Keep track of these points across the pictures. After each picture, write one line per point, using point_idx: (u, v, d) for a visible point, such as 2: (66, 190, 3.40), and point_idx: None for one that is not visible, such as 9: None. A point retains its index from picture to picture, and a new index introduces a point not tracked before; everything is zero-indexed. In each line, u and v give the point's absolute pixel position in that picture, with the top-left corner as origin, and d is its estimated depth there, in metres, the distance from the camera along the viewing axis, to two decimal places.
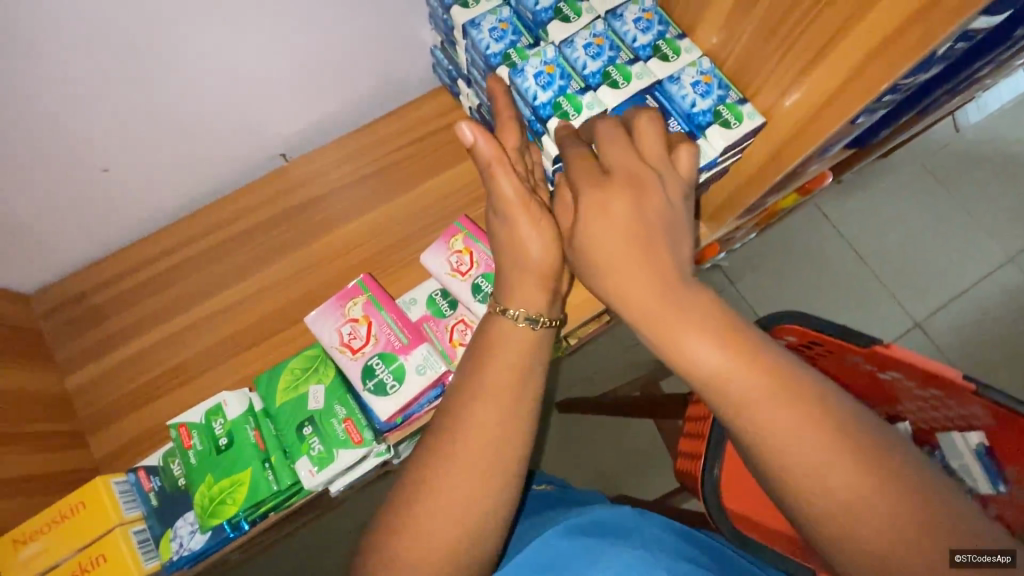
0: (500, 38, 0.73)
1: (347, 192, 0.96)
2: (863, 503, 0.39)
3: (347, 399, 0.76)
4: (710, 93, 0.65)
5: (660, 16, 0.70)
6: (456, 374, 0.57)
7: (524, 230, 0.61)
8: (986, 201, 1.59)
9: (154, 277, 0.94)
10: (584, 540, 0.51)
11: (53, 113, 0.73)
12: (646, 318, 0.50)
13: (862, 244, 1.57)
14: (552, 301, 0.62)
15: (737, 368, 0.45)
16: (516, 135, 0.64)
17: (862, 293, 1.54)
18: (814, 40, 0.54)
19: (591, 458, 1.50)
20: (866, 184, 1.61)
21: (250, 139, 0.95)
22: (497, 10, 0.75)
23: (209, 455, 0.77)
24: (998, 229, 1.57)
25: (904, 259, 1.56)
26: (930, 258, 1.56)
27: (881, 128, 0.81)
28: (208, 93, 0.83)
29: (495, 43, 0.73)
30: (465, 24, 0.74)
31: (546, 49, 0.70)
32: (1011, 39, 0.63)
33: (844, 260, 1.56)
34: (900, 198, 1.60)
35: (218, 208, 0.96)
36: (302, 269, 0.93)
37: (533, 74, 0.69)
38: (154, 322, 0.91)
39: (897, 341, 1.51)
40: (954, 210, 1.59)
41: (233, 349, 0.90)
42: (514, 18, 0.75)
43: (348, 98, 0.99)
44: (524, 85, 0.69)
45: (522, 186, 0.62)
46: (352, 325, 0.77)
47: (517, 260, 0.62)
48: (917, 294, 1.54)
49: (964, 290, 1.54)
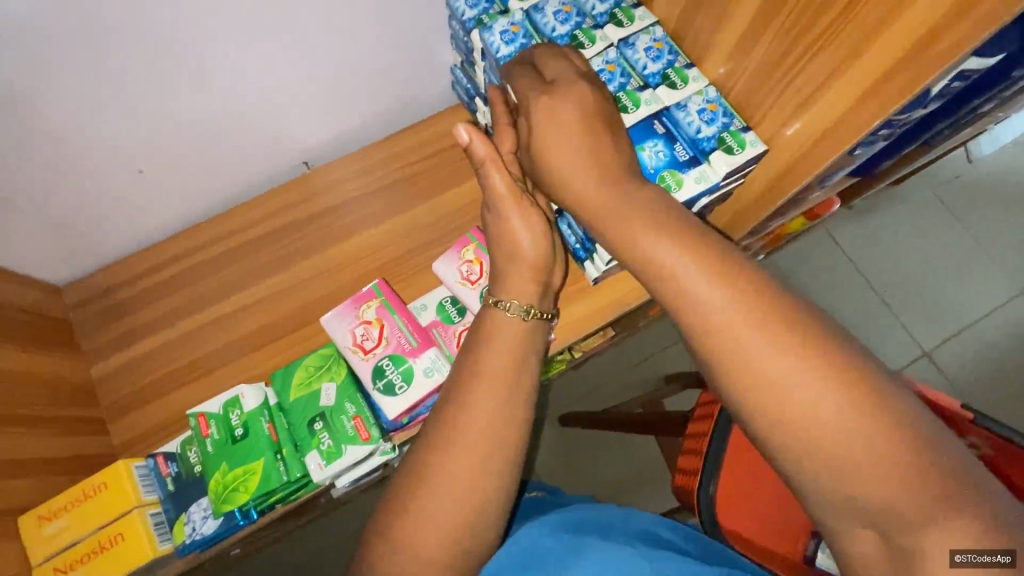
0: (511, 41, 0.76)
1: (365, 201, 1.00)
2: (848, 523, 0.41)
3: (357, 397, 0.79)
4: (715, 120, 0.69)
5: (670, 46, 0.74)
6: (454, 374, 0.59)
7: (517, 223, 0.66)
8: (998, 232, 1.59)
9: (179, 274, 0.98)
10: (569, 536, 0.55)
11: (100, 114, 0.78)
12: (646, 270, 0.51)
13: (870, 271, 1.58)
14: (543, 294, 0.66)
15: (744, 316, 0.45)
16: (510, 141, 0.71)
17: (870, 319, 1.55)
18: (814, 75, 0.56)
19: (592, 470, 1.51)
20: (876, 211, 1.62)
21: (277, 147, 1.00)
22: (510, 15, 0.78)
23: (224, 444, 0.80)
24: (1010, 261, 1.57)
25: (913, 287, 1.57)
26: (940, 287, 1.56)
27: (884, 159, 0.84)
28: (239, 102, 0.88)
29: (505, 45, 0.76)
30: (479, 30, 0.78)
31: (514, 14, 0.78)
32: (1009, 79, 0.66)
33: (852, 285, 1.57)
34: (910, 227, 1.61)
35: (243, 211, 1.01)
36: (320, 271, 0.97)
37: (499, 32, 0.77)
38: (176, 317, 0.96)
39: (904, 369, 1.52)
40: (965, 241, 1.59)
41: (250, 346, 0.94)
42: (525, 22, 0.78)
43: (371, 112, 1.04)
44: (489, 39, 0.76)
45: (512, 181, 0.68)
46: (365, 327, 0.80)
47: (510, 252, 0.67)
48: (926, 323, 1.54)
49: (974, 321, 1.54)
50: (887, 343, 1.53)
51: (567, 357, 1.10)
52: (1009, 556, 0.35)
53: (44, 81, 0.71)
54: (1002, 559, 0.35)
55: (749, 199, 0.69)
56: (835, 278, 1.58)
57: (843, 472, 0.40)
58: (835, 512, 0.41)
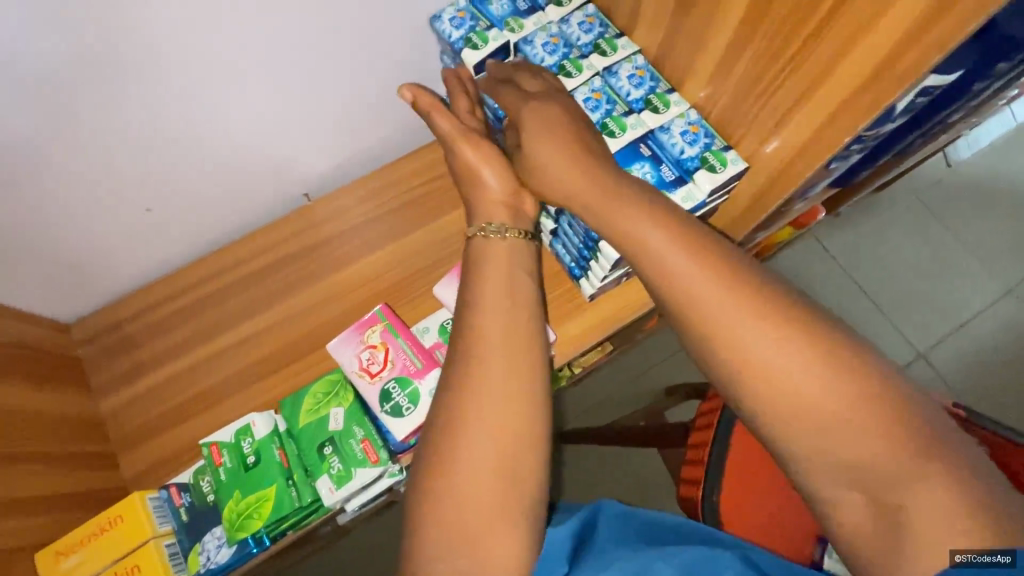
0: (460, 25, 0.84)
1: (367, 227, 1.03)
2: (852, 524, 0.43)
3: (365, 420, 0.81)
4: (697, 141, 0.72)
5: (651, 73, 0.78)
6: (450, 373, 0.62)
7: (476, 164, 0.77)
8: (985, 234, 1.64)
9: (185, 306, 1.00)
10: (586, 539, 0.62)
11: (110, 154, 0.82)
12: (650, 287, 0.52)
13: (861, 276, 1.62)
14: (517, 216, 0.76)
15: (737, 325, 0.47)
16: (465, 99, 0.81)
17: (863, 322, 1.58)
18: (787, 96, 0.60)
19: (603, 481, 1.52)
20: (863, 216, 1.66)
21: (280, 178, 1.03)
22: (455, 3, 0.86)
23: (237, 472, 0.81)
24: (998, 263, 1.61)
25: (904, 289, 1.61)
26: (930, 289, 1.60)
27: (862, 170, 0.88)
28: (243, 136, 0.91)
29: (455, 31, 0.84)
30: (431, 21, 0.86)
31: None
32: (969, 92, 0.71)
33: (844, 289, 1.61)
34: (899, 233, 1.65)
35: (246, 242, 1.03)
36: (324, 298, 0.99)
37: (448, 19, 0.85)
38: (183, 348, 0.97)
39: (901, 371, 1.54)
40: (954, 245, 1.64)
41: (258, 374, 0.96)
42: (470, 6, 0.85)
43: (368, 142, 1.08)
44: (440, 28, 0.84)
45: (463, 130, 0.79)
46: (371, 351, 0.82)
47: (477, 187, 0.78)
48: (919, 325, 1.58)
49: (965, 321, 1.57)
50: (884, 346, 1.57)
51: (568, 373, 1.13)
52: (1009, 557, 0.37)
53: (65, 128, 0.75)
54: (1002, 561, 0.37)
55: (737, 212, 0.73)
56: (827, 283, 1.62)
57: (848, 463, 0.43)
58: (844, 498, 0.44)
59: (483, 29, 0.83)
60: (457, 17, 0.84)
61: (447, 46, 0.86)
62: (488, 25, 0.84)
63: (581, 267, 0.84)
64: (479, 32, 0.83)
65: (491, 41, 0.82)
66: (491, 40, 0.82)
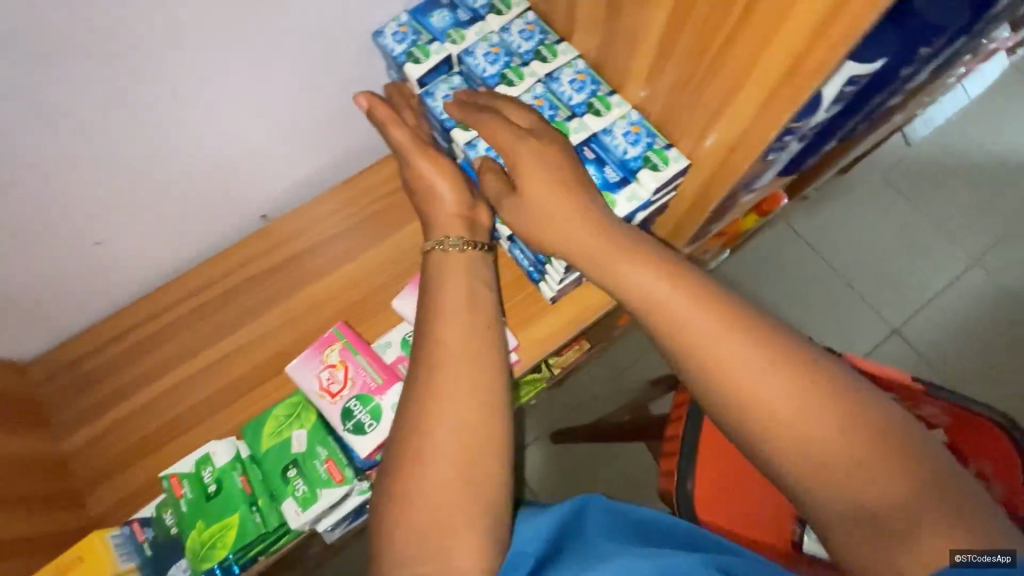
0: (402, 39, 0.85)
1: (329, 245, 1.03)
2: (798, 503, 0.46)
3: (328, 440, 0.81)
4: (639, 140, 0.74)
5: (591, 77, 0.79)
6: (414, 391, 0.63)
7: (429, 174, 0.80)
8: (947, 209, 1.69)
9: (147, 337, 0.99)
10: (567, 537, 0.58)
11: (55, 191, 0.80)
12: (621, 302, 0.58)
13: (830, 256, 1.66)
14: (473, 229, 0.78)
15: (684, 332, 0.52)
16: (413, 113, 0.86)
17: (836, 303, 1.62)
18: (717, 94, 0.61)
19: (590, 477, 1.53)
20: (829, 198, 1.69)
21: (237, 201, 1.02)
22: (397, 18, 0.88)
23: (200, 503, 0.81)
24: (961, 237, 1.65)
25: (875, 268, 1.64)
26: (899, 266, 1.64)
27: (810, 157, 0.90)
28: (194, 163, 0.91)
29: (398, 45, 0.85)
30: (374, 36, 0.89)
31: (401, 16, 0.87)
32: (899, 77, 0.73)
33: (814, 270, 1.65)
34: (863, 213, 1.69)
35: (206, 268, 1.02)
36: (289, 318, 0.99)
37: (390, 34, 0.86)
38: (147, 380, 0.96)
39: (876, 348, 1.58)
40: (919, 222, 1.68)
41: (225, 400, 0.95)
42: (412, 21, 0.87)
43: (324, 158, 1.08)
44: (383, 43, 0.85)
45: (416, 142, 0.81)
46: (331, 370, 0.82)
47: (432, 199, 0.80)
48: (892, 302, 1.61)
49: (935, 295, 1.61)
50: (856, 325, 1.60)
51: (545, 374, 1.15)
52: (1010, 557, 0.40)
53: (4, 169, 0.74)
54: (1004, 561, 0.39)
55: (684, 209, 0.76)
56: (800, 267, 1.65)
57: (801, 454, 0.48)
58: None
59: (425, 42, 0.84)
60: (399, 32, 0.86)
61: (391, 61, 0.87)
62: (429, 39, 0.85)
63: (538, 270, 0.85)
64: (420, 45, 0.84)
65: (432, 54, 0.83)
66: (432, 54, 0.83)
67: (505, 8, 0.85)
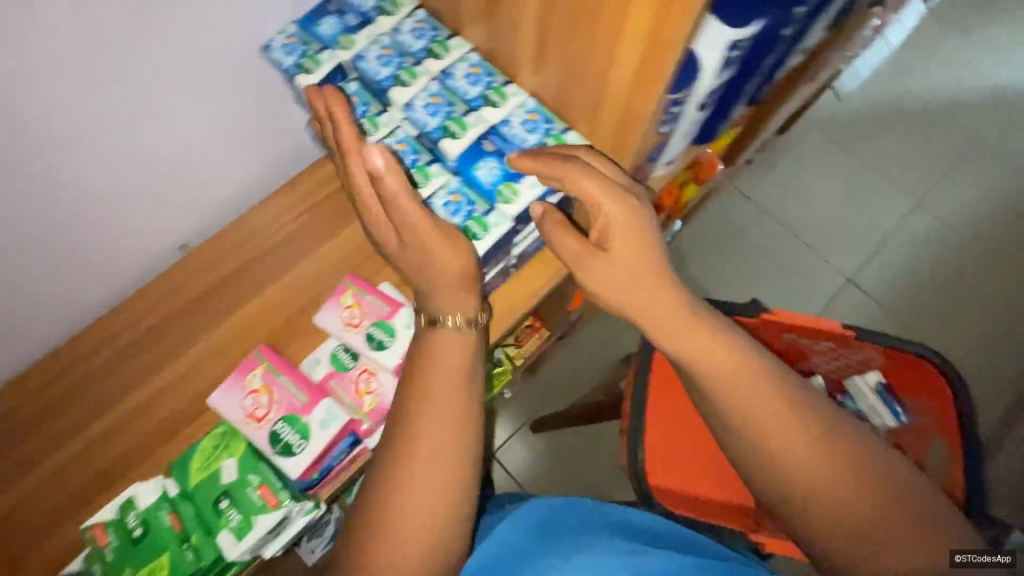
0: (292, 52, 0.79)
1: (246, 270, 0.92)
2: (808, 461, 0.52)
3: (260, 465, 0.76)
4: (537, 127, 0.75)
5: (485, 69, 0.78)
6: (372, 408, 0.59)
7: (444, 254, 0.65)
8: (889, 146, 1.65)
9: (30, 413, 0.83)
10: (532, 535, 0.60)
11: None
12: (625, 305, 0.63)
13: (787, 219, 1.58)
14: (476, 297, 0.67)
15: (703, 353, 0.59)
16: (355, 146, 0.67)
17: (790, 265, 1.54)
18: (623, 72, 0.62)
19: (569, 469, 1.52)
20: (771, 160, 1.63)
21: (127, 238, 0.88)
22: (285, 30, 0.82)
23: (128, 548, 0.75)
24: (915, 185, 1.61)
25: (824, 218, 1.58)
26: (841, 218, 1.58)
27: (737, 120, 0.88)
28: (59, 192, 0.74)
29: (286, 57, 0.79)
30: (261, 48, 0.83)
31: (288, 28, 0.81)
32: (782, 38, 0.70)
33: (771, 233, 1.57)
34: (811, 173, 1.63)
35: (99, 325, 0.87)
36: (204, 360, 0.87)
37: (279, 47, 0.80)
38: (38, 460, 0.81)
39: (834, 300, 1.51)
40: (868, 175, 1.63)
41: (137, 466, 0.82)
42: (300, 32, 0.81)
43: (233, 179, 0.96)
44: (272, 55, 0.79)
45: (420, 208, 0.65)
46: (254, 396, 0.79)
47: (431, 274, 0.66)
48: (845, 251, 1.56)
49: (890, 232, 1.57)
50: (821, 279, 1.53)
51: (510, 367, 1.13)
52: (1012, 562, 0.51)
53: None
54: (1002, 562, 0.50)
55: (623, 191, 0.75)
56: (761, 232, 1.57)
57: (777, 443, 0.54)
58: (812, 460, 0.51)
59: (316, 51, 0.79)
60: (289, 43, 0.80)
61: (281, 74, 0.81)
62: (319, 48, 0.80)
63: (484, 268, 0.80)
64: (310, 56, 0.79)
65: (322, 63, 0.79)
66: (325, 63, 0.78)
67: (393, 7, 0.81)
